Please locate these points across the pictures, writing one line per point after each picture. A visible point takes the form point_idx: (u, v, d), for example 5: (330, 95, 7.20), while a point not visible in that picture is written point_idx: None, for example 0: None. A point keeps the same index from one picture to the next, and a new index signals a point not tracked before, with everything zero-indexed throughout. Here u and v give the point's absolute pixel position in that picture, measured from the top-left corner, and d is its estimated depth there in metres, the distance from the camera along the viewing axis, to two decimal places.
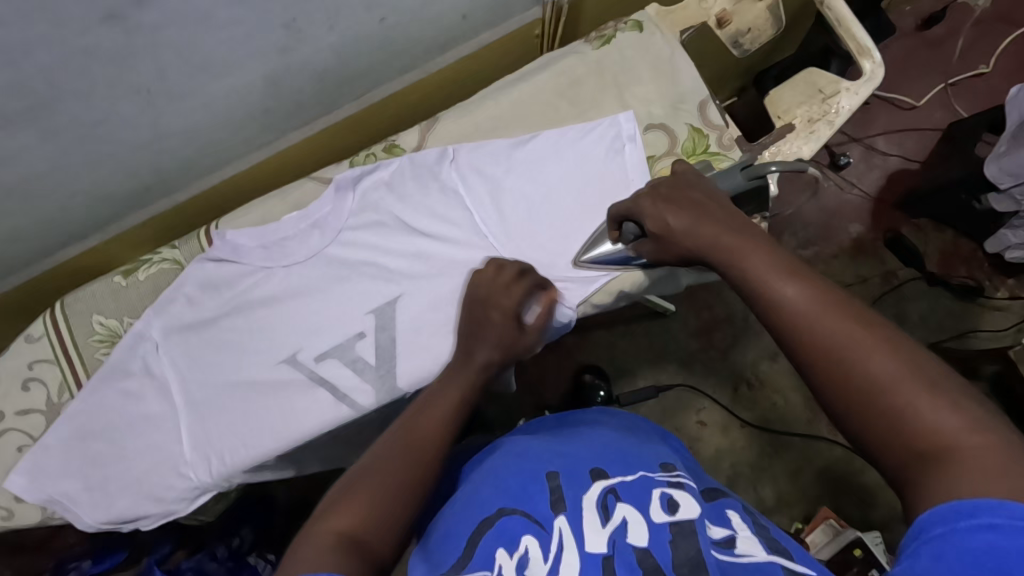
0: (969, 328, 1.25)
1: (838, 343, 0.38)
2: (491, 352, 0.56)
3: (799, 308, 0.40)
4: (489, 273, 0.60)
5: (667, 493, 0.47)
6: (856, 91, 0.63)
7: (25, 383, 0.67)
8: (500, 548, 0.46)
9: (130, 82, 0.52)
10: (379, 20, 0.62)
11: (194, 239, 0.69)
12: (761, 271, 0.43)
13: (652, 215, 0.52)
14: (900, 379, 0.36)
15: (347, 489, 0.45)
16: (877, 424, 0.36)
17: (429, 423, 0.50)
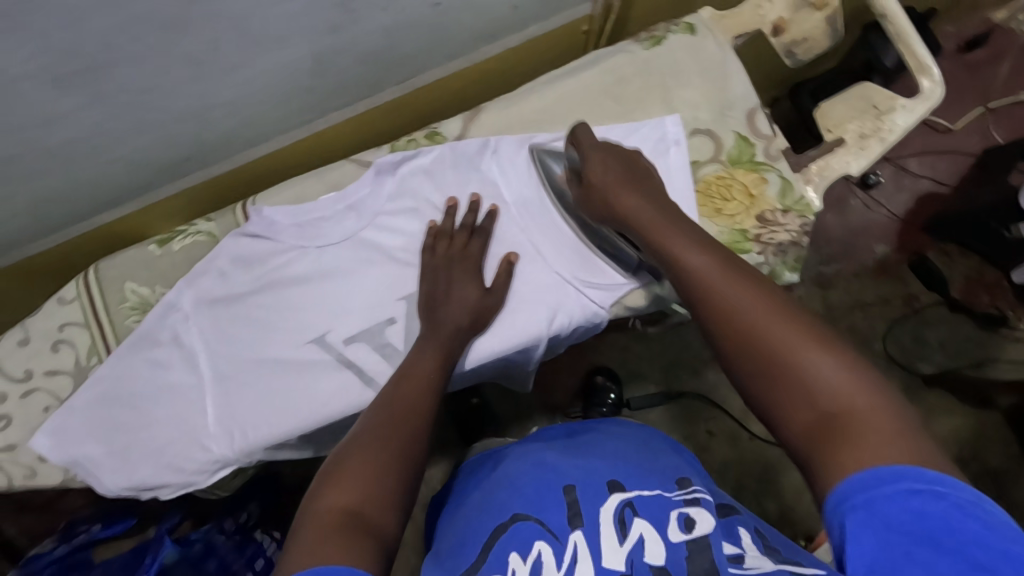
0: (989, 357, 1.23)
1: (752, 319, 0.45)
2: (460, 316, 0.61)
3: (710, 276, 0.49)
4: (444, 240, 0.65)
5: (683, 512, 0.46)
6: (913, 108, 0.64)
7: (55, 344, 0.67)
8: (513, 552, 0.46)
9: (183, 52, 0.52)
10: (432, 5, 0.62)
11: (230, 214, 0.69)
12: (683, 248, 0.52)
13: (596, 167, 0.62)
14: (796, 342, 0.43)
15: (334, 467, 0.45)
16: (773, 381, 0.43)
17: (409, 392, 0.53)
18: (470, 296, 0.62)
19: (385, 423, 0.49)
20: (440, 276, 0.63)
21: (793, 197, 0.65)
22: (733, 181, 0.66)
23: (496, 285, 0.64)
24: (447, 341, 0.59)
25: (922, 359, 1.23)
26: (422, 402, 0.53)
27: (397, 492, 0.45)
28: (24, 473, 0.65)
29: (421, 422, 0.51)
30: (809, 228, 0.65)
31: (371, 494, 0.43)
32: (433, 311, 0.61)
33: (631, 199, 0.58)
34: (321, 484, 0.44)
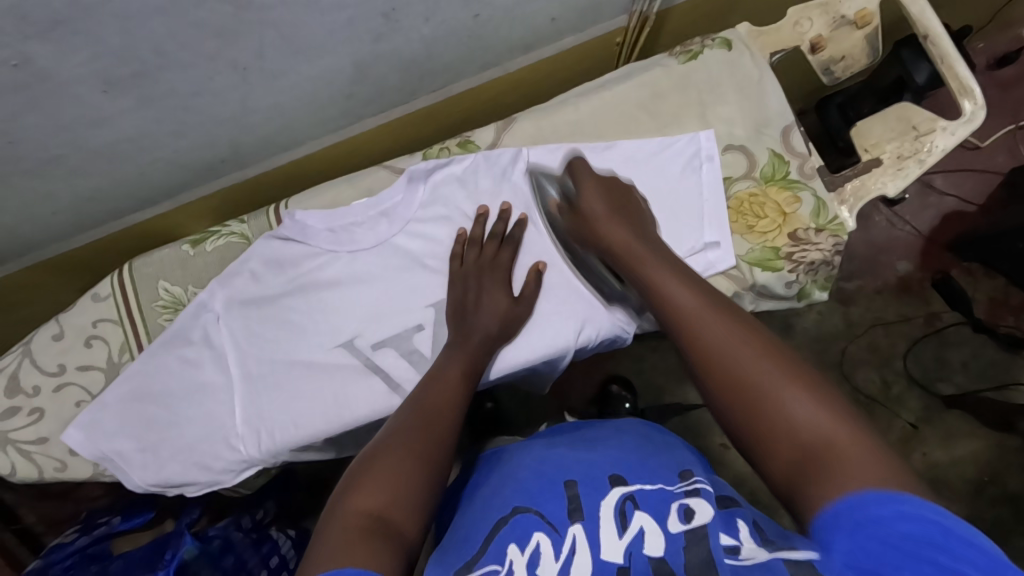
0: (1012, 379, 1.20)
1: (721, 352, 0.46)
2: (490, 324, 0.61)
3: (693, 314, 0.50)
4: (474, 251, 0.65)
5: (684, 504, 0.45)
6: (953, 131, 0.64)
7: (88, 340, 0.68)
8: (512, 544, 0.45)
9: (230, 58, 0.53)
10: (473, 15, 0.62)
11: (263, 217, 0.70)
12: (669, 283, 0.53)
13: (591, 196, 0.64)
14: (767, 380, 0.44)
15: (360, 469, 0.46)
16: (746, 418, 0.44)
17: (441, 399, 0.53)
18: (502, 301, 0.63)
19: (416, 427, 0.49)
20: (475, 281, 0.64)
21: (827, 217, 0.65)
22: (766, 199, 0.66)
23: (525, 293, 0.64)
24: (477, 347, 0.60)
25: (942, 380, 1.21)
26: (452, 403, 0.53)
27: (425, 498, 0.45)
28: (54, 466, 0.67)
29: (445, 419, 0.51)
30: (841, 248, 0.65)
31: (397, 498, 0.44)
32: (463, 319, 0.62)
33: (617, 228, 0.61)
34: (349, 484, 0.45)
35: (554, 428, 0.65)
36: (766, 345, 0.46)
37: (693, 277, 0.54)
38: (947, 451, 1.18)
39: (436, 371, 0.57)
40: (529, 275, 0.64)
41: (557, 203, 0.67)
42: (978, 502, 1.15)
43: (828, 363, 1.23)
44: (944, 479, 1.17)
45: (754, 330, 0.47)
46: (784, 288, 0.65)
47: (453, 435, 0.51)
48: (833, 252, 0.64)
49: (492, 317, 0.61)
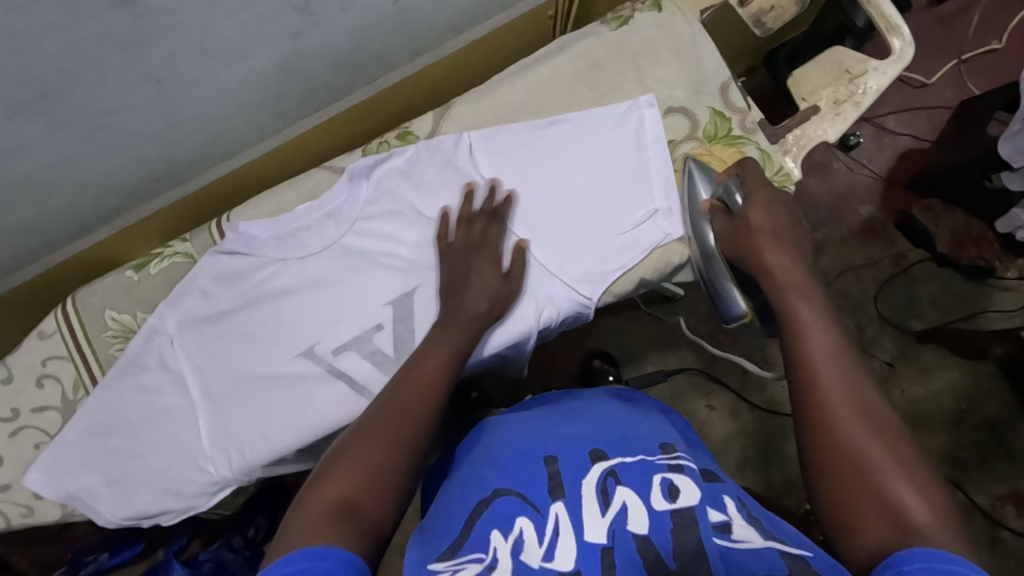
0: (978, 309, 1.23)
1: (845, 406, 0.47)
2: (480, 302, 0.60)
3: (833, 369, 0.49)
4: (461, 228, 0.64)
5: (667, 479, 0.46)
6: (885, 70, 0.64)
7: (39, 379, 0.66)
8: (495, 530, 0.44)
9: (141, 69, 0.51)
10: (394, 1, 0.60)
11: (205, 232, 0.68)
12: (811, 328, 0.53)
13: (758, 205, 0.62)
14: (881, 456, 0.43)
15: (337, 451, 0.46)
16: (847, 485, 0.43)
17: (416, 389, 0.52)
18: (491, 273, 0.62)
19: (393, 414, 0.49)
20: (460, 256, 0.63)
21: (772, 169, 0.65)
22: (712, 158, 0.66)
23: (514, 269, 0.63)
24: (467, 323, 0.59)
25: (913, 317, 1.24)
26: (435, 378, 0.54)
27: (394, 482, 0.45)
28: (21, 512, 0.65)
29: (422, 398, 0.51)
30: (789, 198, 0.65)
31: (365, 481, 0.44)
32: (452, 298, 0.61)
33: (759, 249, 0.60)
34: (324, 468, 0.45)
35: (533, 400, 0.65)
36: (888, 426, 0.45)
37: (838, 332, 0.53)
38: (925, 386, 1.20)
39: (416, 359, 0.56)
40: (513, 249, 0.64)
41: (708, 203, 0.64)
42: (960, 431, 1.18)
43: None
44: (924, 413, 1.19)
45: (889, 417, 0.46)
46: None
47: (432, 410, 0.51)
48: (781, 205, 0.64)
49: (481, 296, 0.60)
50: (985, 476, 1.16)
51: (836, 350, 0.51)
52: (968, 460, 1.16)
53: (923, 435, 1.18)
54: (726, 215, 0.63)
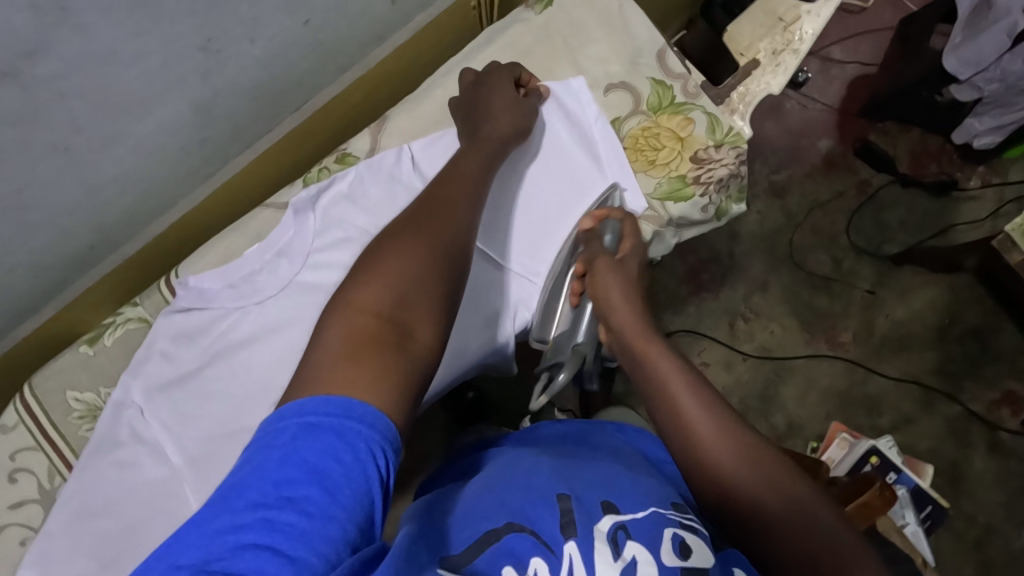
0: (948, 222, 1.24)
1: (720, 460, 0.48)
2: (505, 127, 0.60)
3: (697, 423, 0.49)
4: (469, 78, 0.63)
5: (679, 534, 0.44)
6: (817, 13, 0.66)
7: (11, 475, 0.63)
8: (506, 566, 0.41)
9: (43, 140, 0.47)
10: (303, 22, 0.57)
11: (156, 293, 0.66)
12: (668, 376, 0.52)
13: (629, 255, 0.59)
14: (765, 495, 0.46)
15: (369, 264, 0.47)
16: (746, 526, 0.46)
17: (450, 200, 0.53)
18: (512, 106, 0.61)
19: (424, 226, 0.50)
20: (474, 102, 0.61)
21: (723, 130, 0.64)
22: (659, 129, 0.64)
23: (532, 104, 0.63)
24: (494, 149, 0.59)
25: (887, 241, 1.24)
26: (464, 199, 0.53)
27: (435, 304, 0.46)
28: None
29: (452, 218, 0.51)
30: (744, 157, 0.64)
31: (404, 299, 0.44)
32: (477, 122, 0.60)
33: (622, 302, 0.56)
34: (357, 281, 0.45)
35: (537, 431, 0.61)
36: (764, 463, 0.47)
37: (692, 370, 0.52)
38: (907, 306, 1.21)
39: (448, 170, 0.56)
40: (528, 90, 0.64)
41: (590, 226, 0.62)
42: (947, 345, 1.19)
43: (779, 258, 1.24)
44: (911, 334, 1.20)
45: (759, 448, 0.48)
46: (701, 213, 0.64)
47: (464, 227, 0.52)
48: (735, 165, 0.64)
49: (505, 119, 0.60)
50: (977, 383, 1.18)
51: (700, 400, 0.50)
52: (958, 371, 1.18)
53: (913, 354, 1.19)
54: (603, 255, 0.59)
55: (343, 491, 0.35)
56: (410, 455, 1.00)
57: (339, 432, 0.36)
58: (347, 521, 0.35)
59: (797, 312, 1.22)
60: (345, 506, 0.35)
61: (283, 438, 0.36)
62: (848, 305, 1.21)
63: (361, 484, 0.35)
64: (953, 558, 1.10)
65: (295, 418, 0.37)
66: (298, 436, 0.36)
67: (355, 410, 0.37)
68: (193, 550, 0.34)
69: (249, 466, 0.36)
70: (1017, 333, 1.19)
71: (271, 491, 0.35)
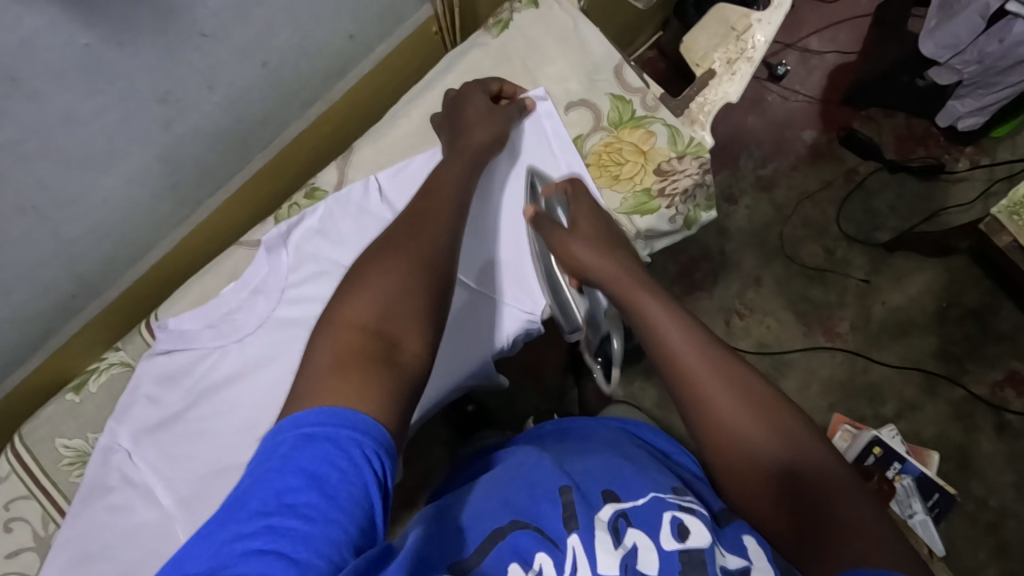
0: (939, 206, 1.23)
1: (714, 398, 0.49)
2: (482, 142, 0.62)
3: (691, 361, 0.51)
4: (451, 98, 0.65)
5: (678, 517, 0.44)
6: (768, 21, 0.66)
7: (7, 525, 0.64)
8: (513, 563, 0.41)
9: (12, 203, 0.49)
10: (261, 64, 0.58)
11: (138, 336, 0.68)
12: (659, 321, 0.54)
13: (582, 216, 0.62)
14: (760, 432, 0.47)
15: (355, 280, 0.48)
16: (742, 467, 0.47)
17: (431, 208, 0.55)
18: (489, 117, 0.63)
19: (411, 235, 0.52)
20: (454, 118, 0.63)
21: (684, 141, 0.65)
22: (621, 144, 0.65)
23: (510, 116, 0.64)
24: (470, 160, 0.60)
25: (878, 228, 1.23)
26: (444, 212, 0.55)
27: (423, 313, 0.47)
28: None
29: (436, 228, 0.53)
30: (708, 166, 0.65)
31: (391, 314, 0.46)
32: (456, 137, 0.62)
33: (597, 259, 0.60)
34: (344, 297, 0.47)
35: (535, 431, 0.62)
36: (762, 402, 0.48)
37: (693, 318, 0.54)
38: (904, 291, 1.20)
39: (435, 179, 0.59)
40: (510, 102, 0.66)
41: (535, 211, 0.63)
42: (946, 327, 1.18)
43: (770, 251, 1.23)
44: (909, 319, 1.19)
45: (757, 384, 0.49)
46: (669, 224, 0.65)
47: (448, 236, 0.53)
48: (699, 173, 0.65)
49: (483, 132, 0.62)
50: (979, 365, 1.16)
51: (690, 333, 0.52)
52: (960, 353, 1.17)
53: (912, 339, 1.18)
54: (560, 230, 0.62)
55: (343, 494, 0.35)
56: (413, 473, 1.00)
57: (335, 439, 0.37)
58: (350, 522, 0.34)
59: (792, 304, 1.21)
60: (347, 509, 0.35)
61: (282, 448, 0.37)
62: (843, 294, 1.21)
63: (360, 487, 0.36)
64: (966, 542, 1.09)
65: (293, 429, 0.37)
66: (297, 446, 0.37)
67: (351, 418, 0.38)
68: (198, 563, 0.33)
69: (250, 480, 0.36)
70: (1017, 311, 1.17)
71: (271, 502, 0.34)
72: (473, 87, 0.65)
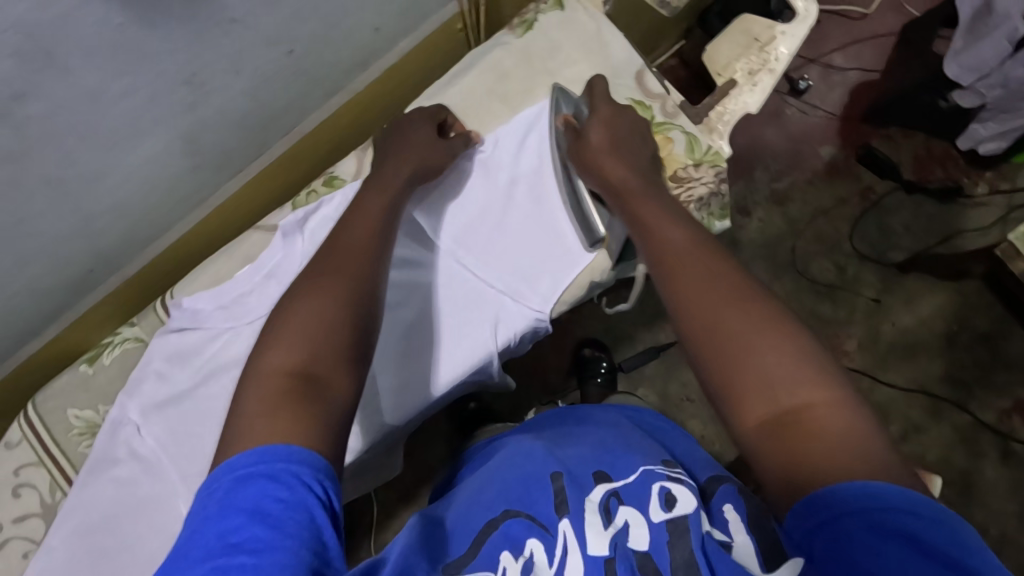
0: (955, 229, 1.22)
1: (705, 292, 0.46)
2: (409, 176, 0.62)
3: (687, 260, 0.49)
4: (387, 132, 0.66)
5: (665, 486, 0.44)
6: (793, 33, 0.68)
7: (15, 490, 0.65)
8: (504, 551, 0.42)
9: (38, 175, 0.50)
10: (287, 52, 0.59)
11: (152, 313, 0.69)
12: (660, 227, 0.53)
13: (602, 120, 0.62)
14: (751, 326, 0.43)
15: (276, 324, 0.47)
16: (723, 361, 0.42)
17: (355, 243, 0.54)
18: (426, 152, 0.63)
19: (325, 272, 0.51)
20: (388, 149, 0.63)
21: (701, 149, 0.65)
22: None
23: (452, 149, 0.65)
24: (395, 195, 0.60)
25: (891, 248, 1.22)
26: (367, 246, 0.54)
27: (344, 346, 0.46)
28: None
29: (360, 263, 0.52)
30: (723, 175, 0.66)
31: (316, 352, 0.45)
32: (381, 172, 0.62)
33: (611, 162, 0.60)
34: (265, 346, 0.45)
35: (535, 419, 0.61)
36: (755, 302, 0.44)
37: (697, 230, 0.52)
38: (913, 312, 1.19)
39: (350, 215, 0.57)
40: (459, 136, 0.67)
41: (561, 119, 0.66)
42: (954, 351, 1.17)
43: (781, 265, 1.23)
44: (918, 341, 1.18)
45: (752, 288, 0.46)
46: None
47: (369, 270, 0.53)
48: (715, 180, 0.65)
49: (405, 167, 0.62)
50: (987, 391, 1.15)
51: (689, 240, 0.51)
52: (967, 378, 1.16)
53: (920, 361, 1.17)
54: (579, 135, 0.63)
55: (288, 521, 0.35)
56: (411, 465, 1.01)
57: (271, 474, 0.37)
58: (300, 546, 0.34)
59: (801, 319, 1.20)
60: (292, 534, 0.35)
61: (218, 495, 0.37)
62: (852, 312, 1.20)
63: (303, 513, 0.36)
64: None
65: (226, 474, 0.37)
66: (232, 489, 0.37)
67: (283, 451, 0.38)
68: None
69: (189, 531, 0.36)
70: None
71: (213, 542, 0.34)
72: (420, 119, 0.65)
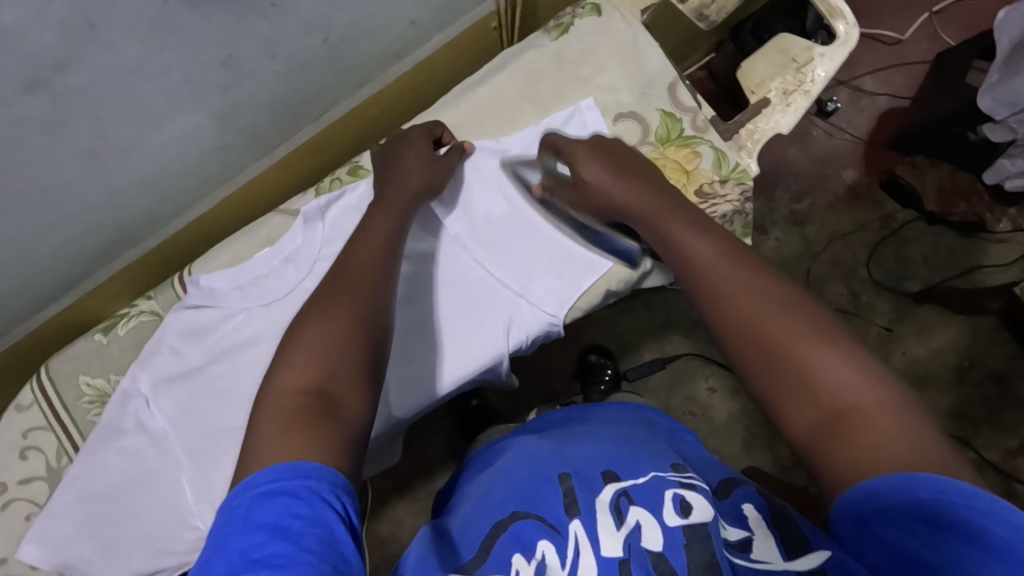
0: (974, 264, 1.20)
1: (738, 302, 0.47)
2: (413, 185, 0.62)
3: (710, 266, 0.50)
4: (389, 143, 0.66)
5: (679, 494, 0.43)
6: (831, 56, 0.67)
7: (23, 452, 0.66)
8: (515, 553, 0.42)
9: (71, 145, 0.50)
10: (323, 40, 0.59)
11: (169, 288, 0.69)
12: (682, 236, 0.53)
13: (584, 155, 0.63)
14: (790, 330, 0.44)
15: (288, 347, 0.47)
16: (770, 370, 0.44)
17: (364, 262, 0.54)
18: (430, 161, 0.64)
19: (333, 293, 0.51)
20: (386, 162, 0.64)
21: (729, 166, 0.65)
22: (665, 160, 0.65)
23: (449, 158, 0.65)
24: (403, 205, 0.61)
25: (907, 278, 1.21)
26: (375, 264, 0.55)
27: (359, 368, 0.47)
28: None
29: (369, 282, 0.53)
30: (748, 193, 0.65)
31: (329, 371, 0.45)
32: (386, 182, 0.62)
33: (620, 179, 0.60)
34: (278, 366, 0.46)
35: (546, 418, 0.61)
36: (789, 304, 0.46)
37: (718, 230, 0.53)
38: (926, 345, 1.18)
39: (359, 232, 0.58)
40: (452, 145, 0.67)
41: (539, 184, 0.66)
42: (964, 387, 1.16)
43: None
44: (928, 373, 1.17)
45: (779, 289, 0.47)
46: None
47: (379, 291, 0.53)
48: (740, 197, 0.65)
49: (413, 173, 0.62)
50: (994, 430, 1.14)
51: (714, 244, 0.52)
52: (975, 416, 1.15)
53: (928, 395, 1.16)
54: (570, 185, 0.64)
55: (307, 535, 0.35)
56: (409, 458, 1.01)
57: (290, 492, 0.37)
58: (320, 561, 0.34)
59: None
60: (313, 549, 0.35)
61: (239, 512, 0.37)
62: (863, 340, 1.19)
63: (322, 527, 0.36)
64: None
65: (245, 493, 0.38)
66: (252, 506, 0.37)
67: (303, 467, 0.38)
68: None
69: (212, 546, 0.36)
70: None
71: (236, 558, 0.35)
72: (417, 130, 0.65)
